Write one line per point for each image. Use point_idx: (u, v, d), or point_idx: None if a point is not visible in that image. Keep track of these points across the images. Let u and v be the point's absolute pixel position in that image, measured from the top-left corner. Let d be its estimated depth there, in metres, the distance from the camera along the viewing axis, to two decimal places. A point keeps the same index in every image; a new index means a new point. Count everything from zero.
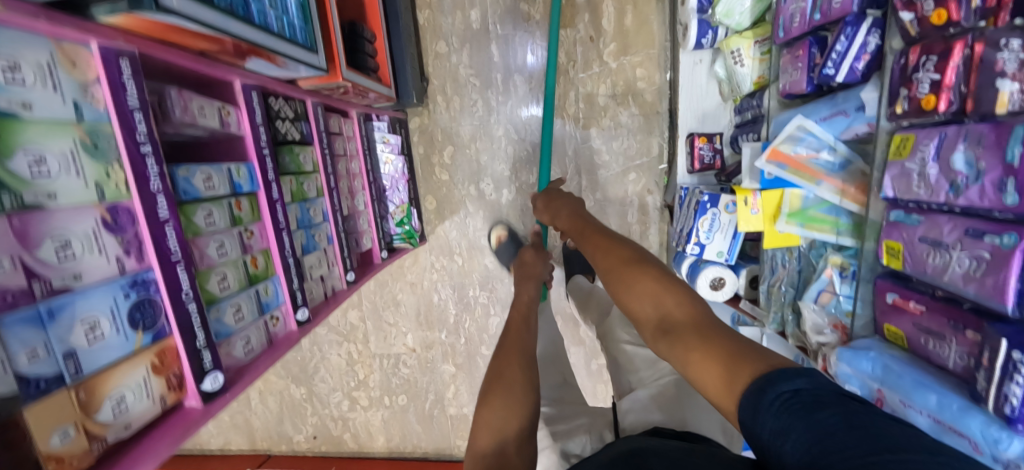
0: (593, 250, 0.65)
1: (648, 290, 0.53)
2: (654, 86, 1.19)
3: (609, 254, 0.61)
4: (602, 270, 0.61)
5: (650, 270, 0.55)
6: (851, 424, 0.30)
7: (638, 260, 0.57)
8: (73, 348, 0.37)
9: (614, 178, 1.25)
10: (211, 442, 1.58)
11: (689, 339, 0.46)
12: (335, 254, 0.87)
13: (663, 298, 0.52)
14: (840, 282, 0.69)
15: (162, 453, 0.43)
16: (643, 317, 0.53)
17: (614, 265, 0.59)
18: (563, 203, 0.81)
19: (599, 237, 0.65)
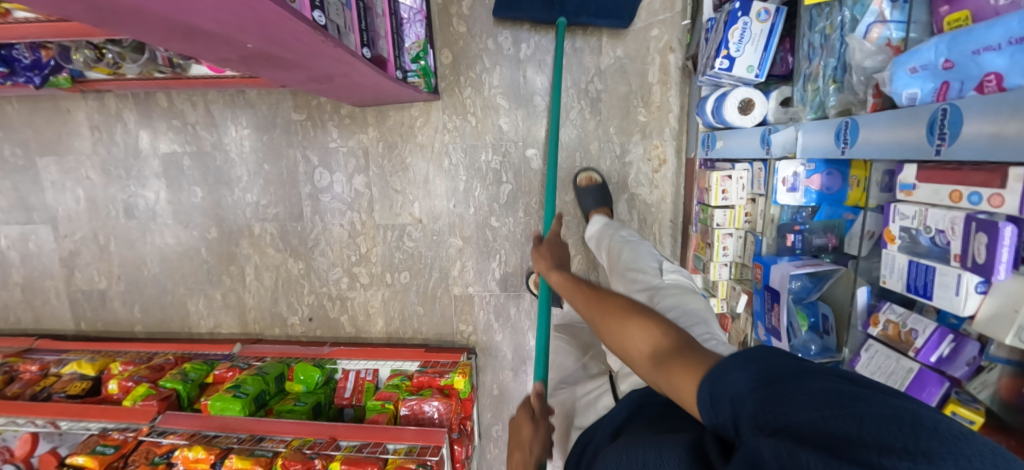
0: (586, 306, 0.67)
1: (635, 333, 0.55)
2: None
3: (597, 311, 0.63)
4: (595, 323, 0.63)
5: (636, 315, 0.57)
6: (788, 384, 0.33)
7: (627, 307, 0.60)
8: None
9: (635, 34, 1.22)
10: (200, 325, 1.52)
11: (672, 361, 0.47)
12: (352, 21, 0.82)
13: (649, 336, 0.53)
14: (891, 10, 0.66)
15: None
16: (637, 355, 0.54)
17: (605, 319, 0.61)
18: (551, 265, 0.84)
19: (588, 295, 0.68)
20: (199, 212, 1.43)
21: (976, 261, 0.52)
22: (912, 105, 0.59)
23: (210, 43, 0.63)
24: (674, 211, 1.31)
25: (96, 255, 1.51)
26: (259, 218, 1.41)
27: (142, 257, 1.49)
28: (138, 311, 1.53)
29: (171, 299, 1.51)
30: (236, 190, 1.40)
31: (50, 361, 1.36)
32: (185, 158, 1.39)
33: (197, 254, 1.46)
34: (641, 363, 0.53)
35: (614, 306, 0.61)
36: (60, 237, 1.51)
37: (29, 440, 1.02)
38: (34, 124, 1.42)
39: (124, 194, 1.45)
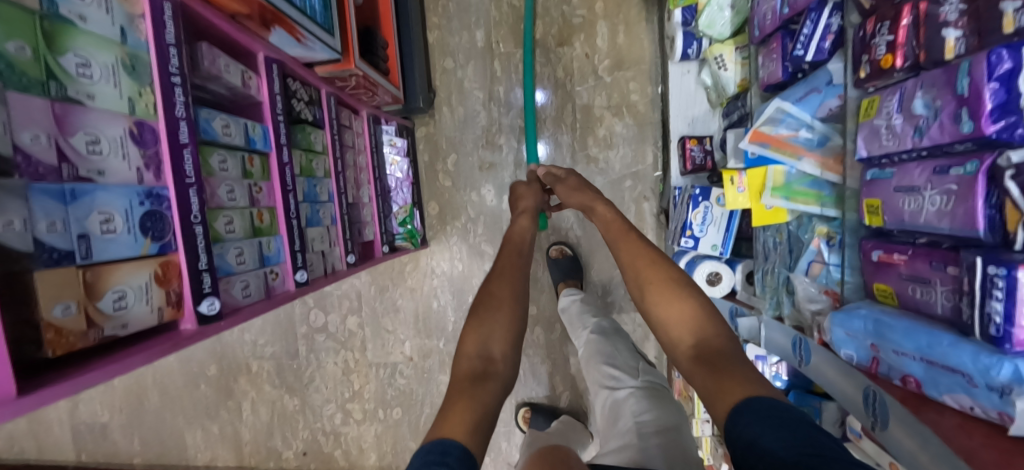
0: (630, 258, 0.72)
1: (687, 319, 0.62)
2: (647, 98, 1.25)
3: (646, 273, 0.69)
4: (640, 279, 0.69)
5: (685, 295, 0.65)
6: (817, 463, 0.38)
7: (680, 283, 0.66)
8: (87, 233, 0.40)
9: (611, 185, 1.29)
10: (197, 457, 1.54)
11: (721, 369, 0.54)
12: (337, 235, 0.90)
13: (702, 327, 0.62)
14: (828, 251, 0.71)
15: (149, 359, 0.44)
16: (681, 344, 0.61)
17: (654, 287, 0.67)
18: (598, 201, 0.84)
19: (640, 252, 0.72)
20: (199, 349, 1.48)
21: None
22: (848, 364, 0.63)
23: None
24: (658, 347, 1.34)
25: (101, 389, 1.56)
26: (257, 355, 1.46)
27: (144, 391, 1.54)
28: (137, 442, 1.56)
29: (170, 431, 1.54)
30: (236, 329, 1.46)
31: None
32: None
33: (196, 389, 1.50)
34: (678, 345, 0.62)
35: (663, 275, 0.67)
36: None
37: None
38: None
39: None
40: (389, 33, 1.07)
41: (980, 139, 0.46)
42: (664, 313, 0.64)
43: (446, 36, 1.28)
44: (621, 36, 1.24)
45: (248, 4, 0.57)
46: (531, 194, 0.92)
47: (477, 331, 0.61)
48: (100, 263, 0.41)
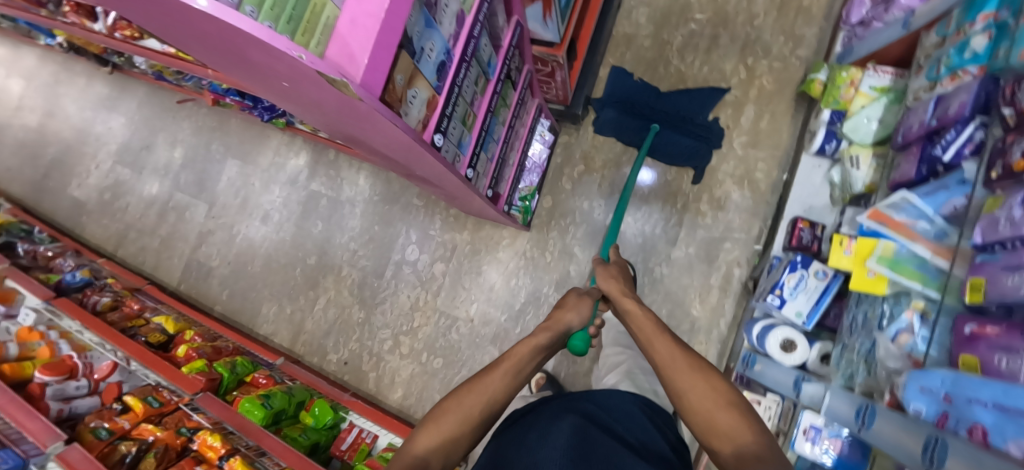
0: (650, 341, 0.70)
1: (721, 420, 0.55)
2: (770, 179, 1.37)
3: (681, 380, 0.61)
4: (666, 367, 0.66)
5: (725, 401, 0.57)
6: None
7: (699, 367, 0.61)
8: (423, 50, 0.61)
9: (710, 240, 1.39)
10: (262, 327, 1.74)
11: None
12: (490, 170, 1.10)
13: (734, 428, 0.54)
14: (920, 324, 0.76)
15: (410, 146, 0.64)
16: (715, 439, 0.55)
17: (678, 377, 0.61)
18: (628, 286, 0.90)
19: (674, 352, 0.65)
20: (311, 240, 1.74)
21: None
22: (914, 418, 0.66)
23: (395, 167, 0.93)
24: None
25: (224, 240, 1.87)
26: (350, 263, 1.67)
27: (253, 255, 1.81)
28: (225, 294, 1.81)
29: (254, 297, 1.78)
30: (345, 235, 1.70)
31: (149, 307, 1.64)
32: (323, 199, 1.75)
33: (291, 270, 1.74)
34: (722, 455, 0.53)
35: (702, 381, 0.59)
36: (208, 216, 1.91)
37: (103, 370, 1.25)
38: (240, 136, 1.91)
39: (269, 205, 1.82)
40: (581, 53, 1.31)
41: None
42: (694, 414, 0.58)
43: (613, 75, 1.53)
44: (765, 123, 1.41)
45: None
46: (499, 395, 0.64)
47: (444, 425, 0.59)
48: (420, 72, 0.62)
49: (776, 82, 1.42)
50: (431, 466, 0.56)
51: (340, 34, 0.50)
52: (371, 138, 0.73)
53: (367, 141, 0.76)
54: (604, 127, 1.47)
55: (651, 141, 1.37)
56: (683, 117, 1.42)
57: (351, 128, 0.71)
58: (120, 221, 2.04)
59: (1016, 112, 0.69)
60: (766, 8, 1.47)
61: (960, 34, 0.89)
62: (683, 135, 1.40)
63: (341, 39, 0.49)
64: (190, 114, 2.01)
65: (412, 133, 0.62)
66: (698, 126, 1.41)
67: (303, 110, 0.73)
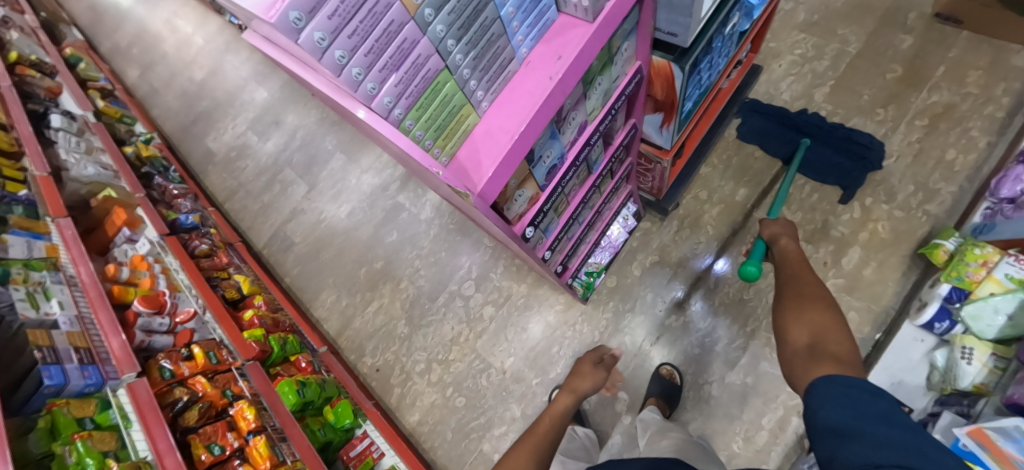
0: (794, 315, 0.67)
1: (815, 321, 0.63)
2: (860, 333, 1.25)
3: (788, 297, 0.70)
4: (810, 342, 0.61)
5: (824, 306, 0.65)
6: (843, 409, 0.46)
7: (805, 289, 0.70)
8: (540, 158, 0.65)
9: (774, 376, 1.28)
10: (318, 310, 1.87)
11: (825, 364, 0.55)
12: (567, 247, 1.11)
13: (827, 332, 0.61)
14: None
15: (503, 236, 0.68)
16: (799, 336, 0.63)
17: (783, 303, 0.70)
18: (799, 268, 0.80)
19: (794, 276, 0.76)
20: (383, 246, 1.86)
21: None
22: None
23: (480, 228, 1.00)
24: None
25: (311, 221, 2.05)
26: (410, 278, 1.76)
27: (330, 243, 1.97)
28: (297, 270, 1.99)
29: (319, 280, 1.93)
30: (414, 252, 1.79)
31: (235, 264, 1.84)
32: (404, 212, 1.87)
33: (358, 267, 1.87)
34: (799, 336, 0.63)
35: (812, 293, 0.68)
36: (305, 196, 2.11)
37: (183, 317, 1.41)
38: (354, 135, 2.12)
39: (357, 202, 1.98)
40: (688, 151, 1.29)
41: None
42: (791, 309, 0.67)
43: (713, 175, 1.50)
44: (869, 271, 1.29)
45: (663, 89, 0.85)
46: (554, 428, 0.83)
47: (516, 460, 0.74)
48: (532, 176, 0.66)
49: (893, 231, 1.31)
50: None
51: (474, 141, 0.56)
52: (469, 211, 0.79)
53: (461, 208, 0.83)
54: (748, 134, 1.48)
55: (802, 151, 1.35)
56: (841, 139, 1.38)
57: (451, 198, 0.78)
58: (235, 178, 2.32)
59: None
60: (900, 151, 1.37)
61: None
62: (837, 153, 1.36)
63: (473, 146, 0.56)
64: (319, 105, 2.27)
65: (508, 228, 0.66)
66: (855, 143, 1.37)
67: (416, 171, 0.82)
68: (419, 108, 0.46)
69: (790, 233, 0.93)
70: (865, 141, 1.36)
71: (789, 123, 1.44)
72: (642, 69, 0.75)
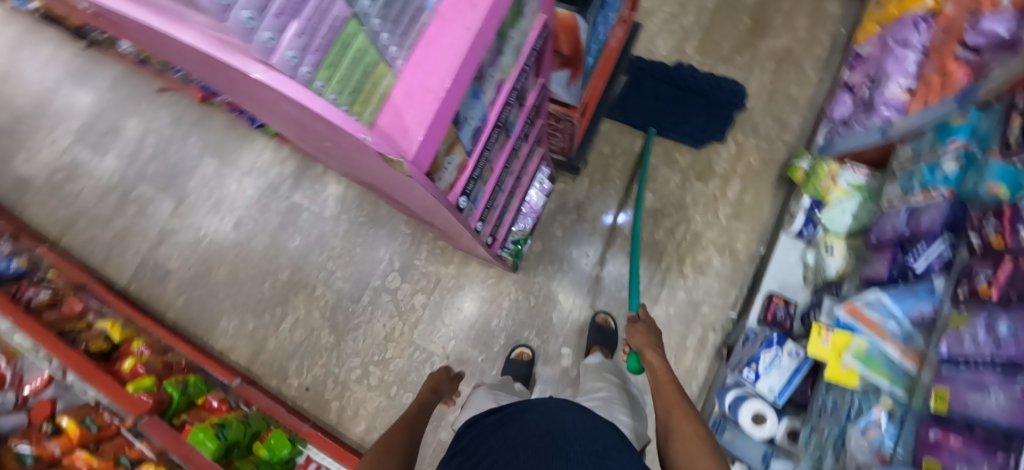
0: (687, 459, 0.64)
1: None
2: (749, 251, 1.45)
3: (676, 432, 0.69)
4: None
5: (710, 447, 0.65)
6: None
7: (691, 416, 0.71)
8: (465, 120, 0.62)
9: (690, 302, 1.43)
10: (218, 341, 1.62)
11: None
12: (493, 218, 1.10)
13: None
14: (887, 421, 0.82)
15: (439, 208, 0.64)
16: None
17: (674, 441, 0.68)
18: (670, 389, 0.79)
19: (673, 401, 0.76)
20: (285, 253, 1.65)
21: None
22: None
23: (401, 207, 0.93)
24: None
25: (188, 241, 1.74)
26: (326, 283, 1.60)
27: (218, 262, 1.70)
28: (181, 301, 1.69)
29: (213, 307, 1.66)
30: (324, 254, 1.63)
31: (92, 308, 1.49)
32: (305, 212, 1.68)
33: (259, 283, 1.65)
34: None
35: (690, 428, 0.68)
36: (173, 214, 1.78)
37: (36, 384, 1.13)
38: (223, 135, 1.82)
39: (244, 211, 1.73)
40: (590, 109, 1.34)
41: None
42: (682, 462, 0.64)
43: (613, 131, 1.59)
44: (748, 197, 1.50)
45: (568, 45, 0.86)
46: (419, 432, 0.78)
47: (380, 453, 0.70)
48: (459, 141, 0.62)
49: (762, 161, 1.52)
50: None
51: (393, 105, 0.49)
52: (391, 189, 0.72)
53: (377, 182, 0.75)
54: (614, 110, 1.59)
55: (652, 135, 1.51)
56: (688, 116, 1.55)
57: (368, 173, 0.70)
58: (68, 206, 1.86)
59: (982, 239, 0.79)
60: (757, 91, 1.59)
61: (932, 154, 1.00)
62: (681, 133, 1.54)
63: (396, 110, 0.48)
64: (169, 104, 1.89)
65: (444, 199, 0.61)
66: (697, 121, 1.55)
67: (321, 148, 0.72)
68: (330, 65, 0.38)
69: (654, 344, 0.95)
70: (703, 121, 1.54)
71: (671, 81, 1.59)
72: (548, 21, 0.74)
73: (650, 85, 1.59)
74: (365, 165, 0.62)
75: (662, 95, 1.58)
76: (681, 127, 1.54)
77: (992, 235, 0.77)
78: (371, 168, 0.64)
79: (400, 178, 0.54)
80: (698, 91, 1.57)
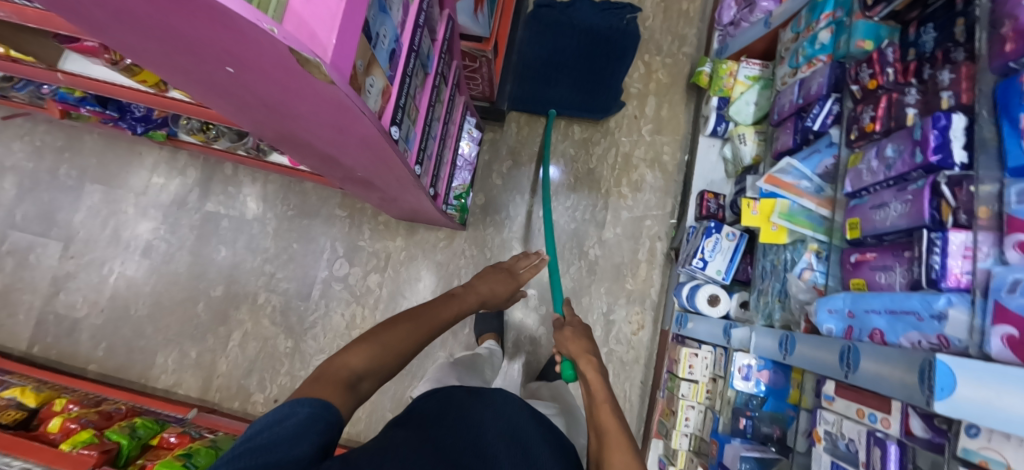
0: None
1: None
2: (675, 160, 1.55)
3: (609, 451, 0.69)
4: None
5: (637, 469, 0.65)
6: None
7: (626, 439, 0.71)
8: (377, 37, 0.58)
9: (633, 219, 1.51)
10: (160, 379, 1.47)
11: None
12: (430, 167, 1.07)
13: None
14: (817, 262, 0.92)
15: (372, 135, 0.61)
16: None
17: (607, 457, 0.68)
18: (606, 410, 0.79)
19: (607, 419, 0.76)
20: (213, 268, 1.51)
21: (873, 465, 0.68)
22: (828, 336, 0.81)
23: (330, 167, 0.86)
24: (646, 373, 1.44)
25: (91, 282, 1.53)
26: (268, 288, 1.49)
27: (136, 297, 1.51)
28: (102, 349, 1.49)
29: (143, 345, 1.49)
30: (257, 258, 1.51)
31: None
32: (224, 219, 1.53)
33: (191, 307, 1.49)
34: None
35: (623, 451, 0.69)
36: (63, 256, 1.54)
37: None
38: (101, 156, 1.58)
39: (150, 234, 1.54)
40: (502, 48, 1.34)
41: (925, 164, 0.71)
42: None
43: None
44: (665, 112, 1.59)
45: None
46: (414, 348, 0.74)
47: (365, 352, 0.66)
48: (376, 60, 0.59)
49: (670, 75, 1.61)
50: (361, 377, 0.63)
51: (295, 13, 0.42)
52: (315, 136, 0.67)
53: (301, 134, 0.67)
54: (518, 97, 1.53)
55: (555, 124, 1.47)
56: (591, 90, 1.53)
57: (291, 122, 0.62)
58: None
59: (861, 87, 0.92)
60: (653, 11, 1.66)
61: (809, 30, 1.12)
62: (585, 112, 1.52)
63: (298, 14, 0.42)
64: (21, 133, 1.60)
65: (374, 122, 0.58)
66: (599, 96, 1.53)
67: (221, 103, 0.61)
68: None
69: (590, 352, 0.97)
70: (605, 97, 1.53)
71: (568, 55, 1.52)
72: None
73: (548, 52, 1.52)
74: (288, 107, 0.55)
75: (565, 58, 1.52)
76: (599, 92, 1.53)
77: (867, 81, 0.90)
78: (298, 111, 0.57)
79: (323, 99, 0.50)
80: (596, 42, 1.52)
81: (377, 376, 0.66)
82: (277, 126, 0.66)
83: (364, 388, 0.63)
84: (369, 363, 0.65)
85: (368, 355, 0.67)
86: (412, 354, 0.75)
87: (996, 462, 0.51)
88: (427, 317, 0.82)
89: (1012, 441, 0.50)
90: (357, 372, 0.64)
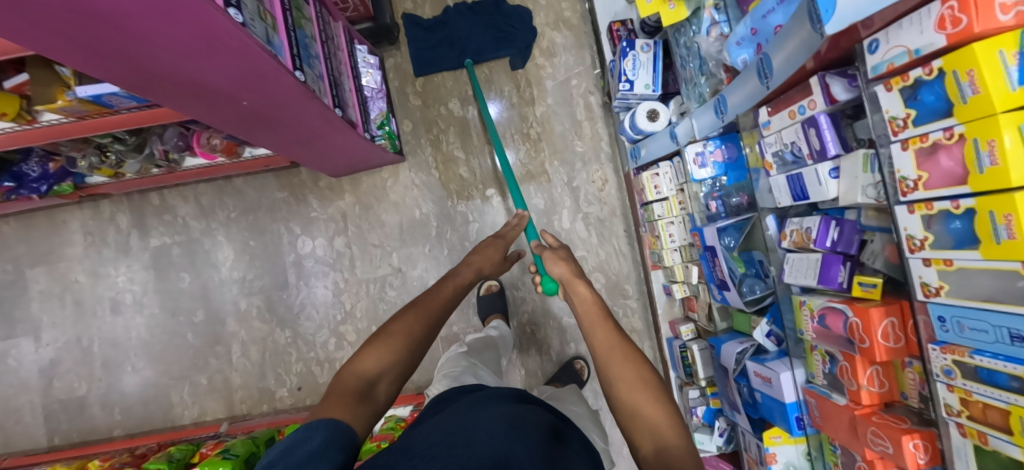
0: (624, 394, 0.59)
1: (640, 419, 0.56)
2: (578, 13, 1.50)
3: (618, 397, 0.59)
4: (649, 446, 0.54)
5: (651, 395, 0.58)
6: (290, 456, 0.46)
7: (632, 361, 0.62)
8: None
9: (559, 85, 1.48)
10: (184, 415, 1.47)
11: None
12: (325, 90, 1.03)
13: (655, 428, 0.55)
14: (717, 14, 0.91)
15: (222, 22, 0.59)
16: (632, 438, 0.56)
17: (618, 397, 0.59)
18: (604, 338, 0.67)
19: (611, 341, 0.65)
20: (185, 296, 1.49)
21: (814, 148, 0.70)
22: (744, 67, 0.81)
23: (215, 103, 0.84)
24: (626, 222, 1.45)
25: (77, 360, 1.51)
26: (246, 294, 1.47)
27: (126, 354, 1.50)
28: (118, 413, 1.49)
29: (155, 392, 1.48)
30: (223, 270, 1.48)
31: None
32: (174, 248, 1.49)
33: (182, 340, 1.48)
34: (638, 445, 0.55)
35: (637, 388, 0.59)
36: (40, 347, 1.51)
37: None
38: (28, 239, 1.51)
39: (111, 292, 1.50)
40: None
41: None
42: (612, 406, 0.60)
43: None
44: None
45: None
46: (407, 325, 0.72)
47: (374, 353, 0.68)
48: None
49: None
50: (379, 378, 0.66)
51: None
52: (166, 56, 0.65)
53: (156, 57, 0.65)
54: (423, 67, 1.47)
55: (473, 71, 1.42)
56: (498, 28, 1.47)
57: (135, 43, 0.60)
58: None
59: None
60: None
61: None
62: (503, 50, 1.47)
63: None
64: None
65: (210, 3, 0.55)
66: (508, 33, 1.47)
67: (61, 44, 0.59)
68: None
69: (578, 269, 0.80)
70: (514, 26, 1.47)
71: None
72: None
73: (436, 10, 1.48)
74: (110, 11, 0.52)
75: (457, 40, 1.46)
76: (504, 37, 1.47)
77: None
78: (130, 21, 0.55)
79: None
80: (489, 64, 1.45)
81: (393, 376, 0.68)
82: (122, 53, 0.62)
83: (380, 391, 0.65)
84: (380, 365, 0.67)
85: (377, 355, 0.68)
86: (423, 340, 0.73)
87: (901, 57, 0.51)
88: (430, 310, 0.76)
89: (904, 28, 0.50)
90: (366, 376, 0.65)
